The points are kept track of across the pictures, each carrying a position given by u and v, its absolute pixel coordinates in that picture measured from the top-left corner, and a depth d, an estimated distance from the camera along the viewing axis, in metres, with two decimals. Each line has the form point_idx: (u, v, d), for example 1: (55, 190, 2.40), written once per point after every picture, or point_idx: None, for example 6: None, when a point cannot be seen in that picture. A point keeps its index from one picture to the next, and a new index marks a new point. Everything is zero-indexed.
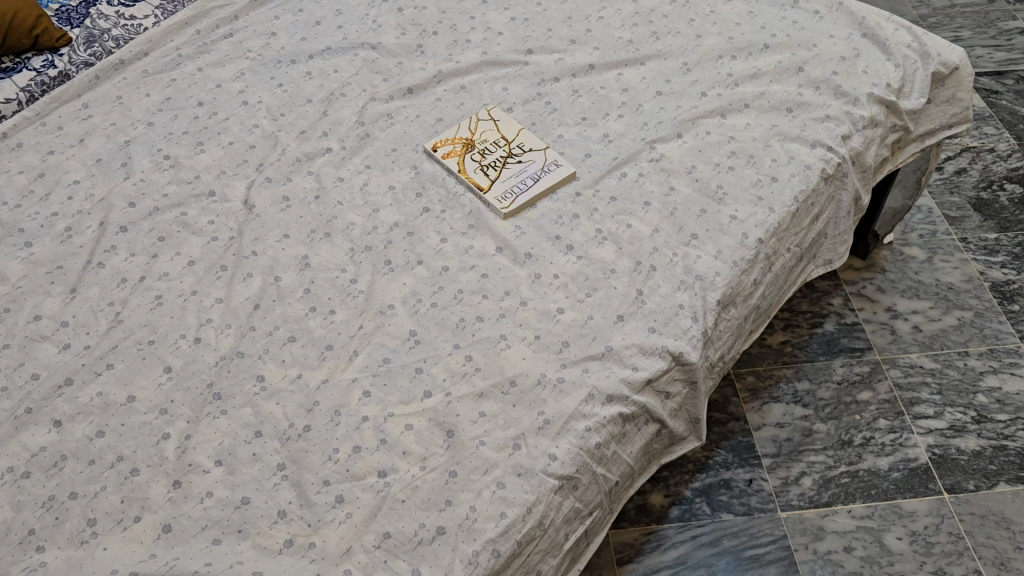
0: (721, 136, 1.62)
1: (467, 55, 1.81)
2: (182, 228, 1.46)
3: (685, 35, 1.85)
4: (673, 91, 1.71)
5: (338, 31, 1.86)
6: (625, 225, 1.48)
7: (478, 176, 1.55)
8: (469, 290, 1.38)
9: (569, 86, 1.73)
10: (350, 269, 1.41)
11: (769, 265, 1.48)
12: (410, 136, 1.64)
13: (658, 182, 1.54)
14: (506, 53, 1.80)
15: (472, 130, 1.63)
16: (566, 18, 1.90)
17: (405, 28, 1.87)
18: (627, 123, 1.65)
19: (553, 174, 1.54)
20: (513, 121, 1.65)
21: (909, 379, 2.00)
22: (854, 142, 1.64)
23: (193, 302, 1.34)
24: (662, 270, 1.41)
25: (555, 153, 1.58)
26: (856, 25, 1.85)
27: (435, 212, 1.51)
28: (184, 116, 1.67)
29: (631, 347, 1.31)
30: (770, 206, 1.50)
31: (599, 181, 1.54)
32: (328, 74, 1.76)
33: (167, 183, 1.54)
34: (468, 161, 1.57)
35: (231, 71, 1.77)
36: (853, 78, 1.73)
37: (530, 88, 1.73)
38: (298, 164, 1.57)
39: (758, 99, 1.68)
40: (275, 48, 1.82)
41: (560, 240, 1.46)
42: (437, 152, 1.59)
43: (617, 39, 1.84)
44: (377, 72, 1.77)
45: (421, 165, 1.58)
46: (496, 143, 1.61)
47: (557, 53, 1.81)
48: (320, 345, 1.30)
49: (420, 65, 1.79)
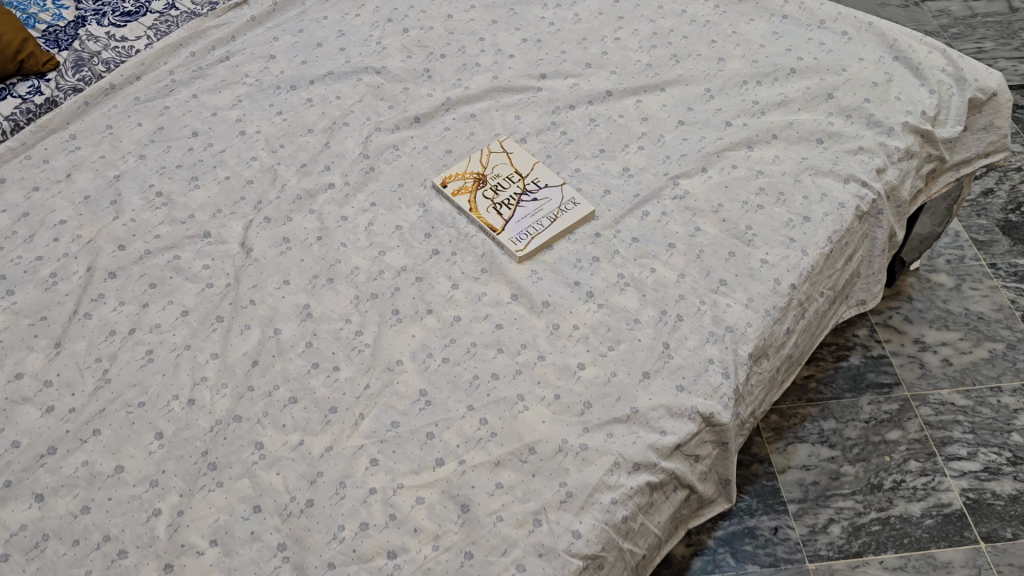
0: (748, 170, 1.52)
1: (477, 80, 1.71)
2: (175, 274, 1.36)
3: (706, 58, 1.76)
4: (696, 120, 1.61)
5: (340, 54, 1.77)
6: (648, 270, 1.38)
7: (491, 215, 1.45)
8: (483, 343, 1.29)
9: (585, 115, 1.63)
10: (355, 319, 1.31)
11: (802, 311, 1.39)
12: (417, 169, 1.54)
13: (683, 221, 1.45)
14: (519, 78, 1.70)
15: (483, 164, 1.54)
16: (580, 39, 1.80)
17: (411, 51, 1.78)
18: (647, 155, 1.55)
19: (571, 213, 1.45)
20: (527, 154, 1.55)
21: (940, 417, 1.91)
22: (889, 175, 1.55)
23: (186, 358, 1.25)
24: (689, 321, 1.32)
25: (572, 190, 1.49)
26: (886, 47, 1.76)
27: (445, 254, 1.41)
28: (177, 147, 1.57)
29: (659, 408, 1.22)
30: (803, 249, 1.41)
31: (619, 221, 1.45)
32: (330, 101, 1.67)
33: (160, 223, 1.44)
34: (480, 198, 1.48)
35: (227, 98, 1.67)
36: (886, 105, 1.63)
37: (543, 117, 1.64)
38: (299, 202, 1.48)
39: (786, 130, 1.59)
40: (274, 72, 1.73)
41: (579, 286, 1.37)
42: (447, 188, 1.50)
43: (634, 63, 1.75)
44: (382, 99, 1.68)
45: (429, 202, 1.49)
46: (509, 178, 1.51)
47: (572, 77, 1.72)
48: (324, 407, 1.20)
49: (427, 91, 1.69)
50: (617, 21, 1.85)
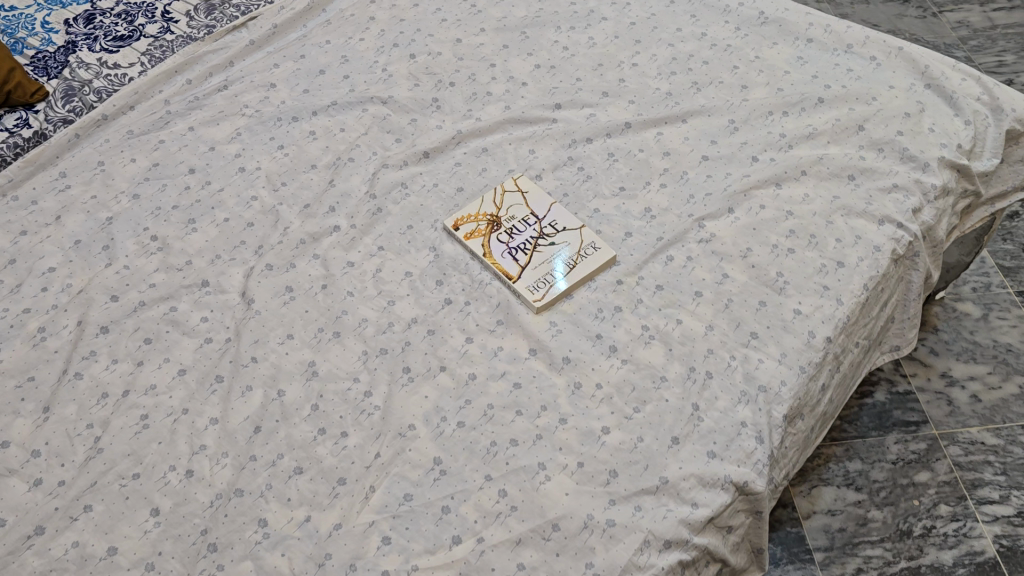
0: (777, 210, 1.44)
1: (489, 110, 1.63)
2: (172, 328, 1.28)
3: (728, 85, 1.67)
4: (720, 154, 1.53)
5: (345, 82, 1.68)
6: (674, 321, 1.30)
7: (506, 261, 1.37)
8: (501, 405, 1.21)
9: (604, 148, 1.55)
10: (364, 378, 1.23)
11: (837, 365, 1.31)
12: (427, 209, 1.46)
13: (709, 267, 1.37)
14: (532, 108, 1.62)
15: (497, 204, 1.45)
16: (596, 65, 1.72)
17: (419, 78, 1.69)
18: (670, 194, 1.47)
19: (591, 258, 1.37)
20: (543, 193, 1.47)
21: (970, 457, 1.84)
22: (925, 215, 1.47)
23: (184, 423, 1.17)
24: (719, 378, 1.24)
25: (591, 233, 1.41)
26: (918, 74, 1.67)
27: (458, 303, 1.33)
28: (174, 186, 1.49)
29: (690, 478, 1.14)
30: (837, 297, 1.33)
31: (642, 266, 1.37)
32: (335, 134, 1.59)
33: (155, 270, 1.36)
34: (494, 242, 1.40)
35: (226, 130, 1.59)
36: (920, 138, 1.55)
37: (559, 151, 1.55)
38: (302, 247, 1.40)
39: (815, 165, 1.51)
40: (274, 103, 1.64)
41: (601, 339, 1.29)
42: (459, 231, 1.42)
43: (653, 91, 1.66)
44: (388, 131, 1.59)
45: (440, 245, 1.41)
46: (525, 220, 1.43)
47: (588, 107, 1.63)
48: (331, 479, 1.12)
49: (436, 123, 1.61)
50: (634, 45, 1.76)
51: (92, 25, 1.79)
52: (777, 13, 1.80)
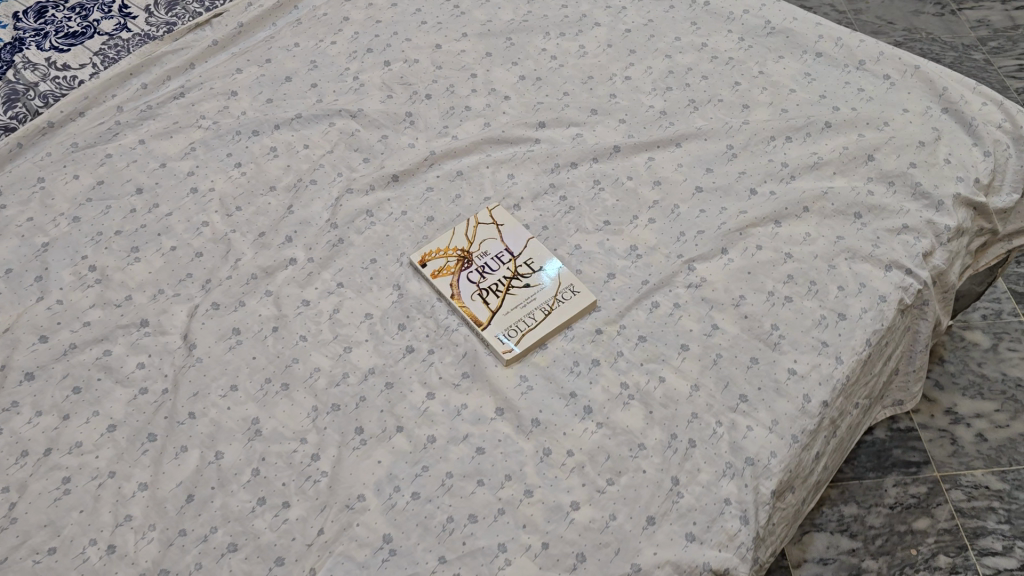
0: (775, 252, 1.31)
1: (467, 128, 1.50)
2: (104, 375, 1.17)
3: (728, 104, 1.54)
4: (715, 185, 1.40)
5: (312, 91, 1.55)
6: (656, 379, 1.19)
7: (476, 304, 1.25)
8: (461, 473, 1.10)
9: (589, 174, 1.42)
10: (311, 439, 1.12)
11: (833, 430, 1.19)
12: (394, 241, 1.34)
13: (697, 317, 1.25)
14: (514, 126, 1.49)
15: (470, 237, 1.33)
16: (585, 77, 1.59)
17: (392, 88, 1.56)
18: (658, 230, 1.34)
19: (569, 304, 1.25)
20: (519, 226, 1.35)
21: (973, 503, 1.71)
22: (937, 259, 1.34)
23: (108, 489, 1.06)
24: (703, 447, 1.12)
25: (570, 275, 1.28)
26: (935, 97, 1.53)
27: (420, 352, 1.22)
28: (118, 209, 1.37)
29: (664, 565, 1.03)
30: (837, 354, 1.21)
31: (624, 314, 1.25)
32: (298, 151, 1.46)
33: (91, 306, 1.25)
34: (464, 283, 1.28)
35: (180, 144, 1.47)
36: (934, 171, 1.42)
37: (540, 177, 1.42)
38: (253, 283, 1.28)
39: (818, 201, 1.38)
40: (234, 113, 1.52)
41: (575, 398, 1.17)
42: (426, 268, 1.30)
43: (646, 109, 1.53)
44: (356, 149, 1.47)
45: (406, 283, 1.29)
46: (499, 256, 1.31)
47: (575, 126, 1.50)
48: (268, 558, 1.02)
49: (409, 140, 1.48)
50: (628, 56, 1.63)
51: (42, 19, 1.65)
52: (785, 23, 1.66)
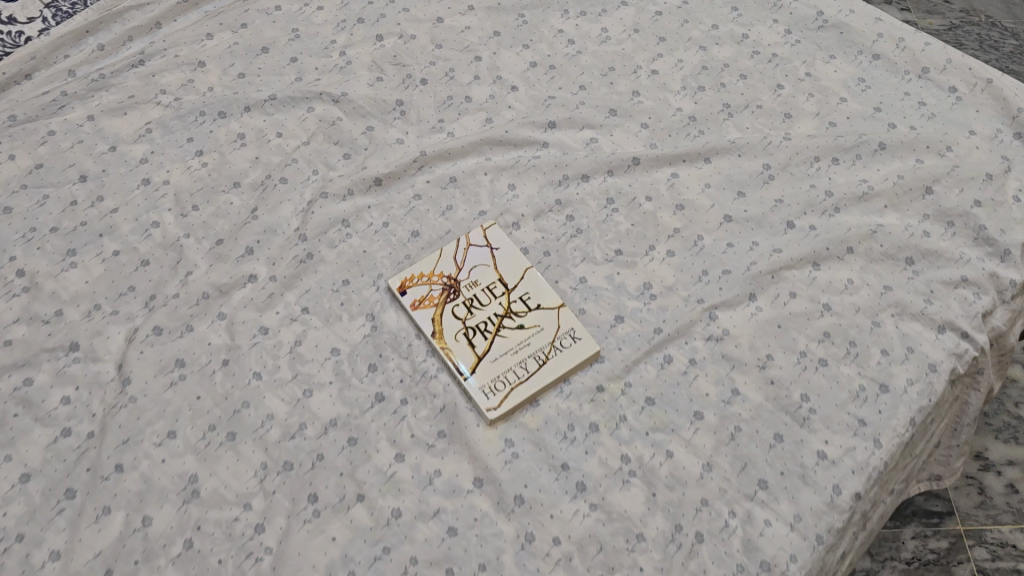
0: (810, 302, 1.13)
1: (465, 123, 1.30)
2: (22, 410, 1.01)
3: (768, 112, 1.34)
4: (747, 214, 1.20)
5: (291, 67, 1.35)
6: (662, 454, 1.02)
7: (460, 345, 1.08)
8: (427, 559, 0.94)
9: (601, 191, 1.23)
10: (257, 506, 0.96)
11: (864, 523, 1.03)
12: (371, 260, 1.16)
13: (716, 378, 1.07)
14: (519, 125, 1.29)
15: (459, 262, 1.15)
16: (606, 69, 1.38)
17: (383, 69, 1.35)
18: (677, 266, 1.16)
19: (568, 353, 1.07)
20: (517, 251, 1.16)
21: (999, 565, 1.50)
22: (997, 319, 1.15)
23: (15, 557, 0.91)
24: (711, 544, 0.96)
25: (571, 316, 1.11)
26: (1007, 118, 1.32)
27: (391, 402, 1.05)
28: (56, 200, 1.19)
29: None
30: (875, 436, 1.03)
31: (631, 369, 1.08)
32: (268, 140, 1.27)
33: (14, 321, 1.08)
34: (448, 318, 1.10)
35: (134, 123, 1.27)
36: (1002, 212, 1.21)
37: (545, 191, 1.23)
38: (204, 303, 1.10)
39: (865, 241, 1.19)
40: (200, 89, 1.32)
41: (567, 472, 1.00)
42: (405, 296, 1.12)
43: (673, 113, 1.33)
44: (336, 142, 1.27)
45: (381, 313, 1.12)
46: (491, 288, 1.13)
47: (590, 128, 1.30)
48: None
49: (397, 135, 1.28)
50: (657, 44, 1.41)
51: None
52: (840, 16, 1.44)
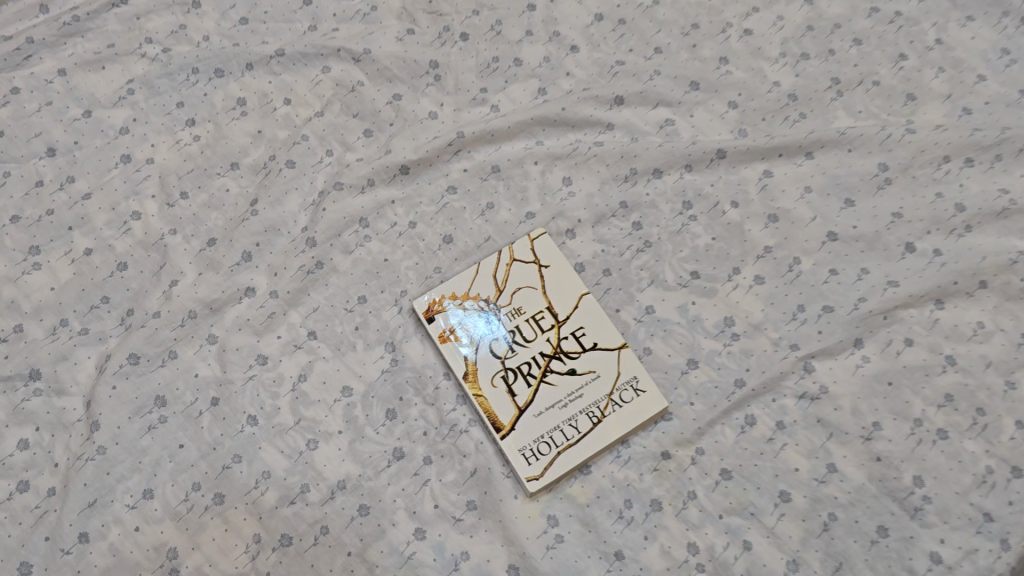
0: (927, 354, 0.91)
1: (513, 94, 1.07)
2: None
3: (886, 91, 1.07)
4: (856, 232, 0.97)
5: (303, 12, 1.11)
6: (738, 545, 0.84)
7: (498, 392, 0.89)
8: None
9: (676, 192, 1.00)
10: None
11: None
12: (393, 271, 0.96)
13: (806, 449, 0.87)
14: (579, 101, 1.05)
15: (499, 283, 0.94)
16: (688, 26, 1.12)
17: (414, 18, 1.10)
18: (767, 297, 0.94)
19: (629, 410, 0.88)
20: (572, 271, 0.95)
21: None
22: None
23: None
24: None
25: (635, 360, 0.90)
26: None
27: (412, 461, 0.87)
28: (18, 179, 0.99)
29: None
30: (1005, 536, 0.83)
31: (704, 432, 0.88)
32: (273, 109, 1.04)
33: None
34: (484, 357, 0.91)
35: (113, 81, 1.05)
36: None
37: (607, 188, 1.01)
38: (191, 324, 0.92)
39: (1003, 273, 0.94)
40: (193, 38, 1.09)
41: (621, 563, 0.83)
42: (433, 324, 0.92)
43: (768, 89, 1.07)
44: (355, 115, 1.04)
45: (403, 344, 0.93)
46: (537, 319, 0.92)
47: (665, 106, 1.06)
48: None
49: (430, 108, 1.05)
50: None
51: None
52: None
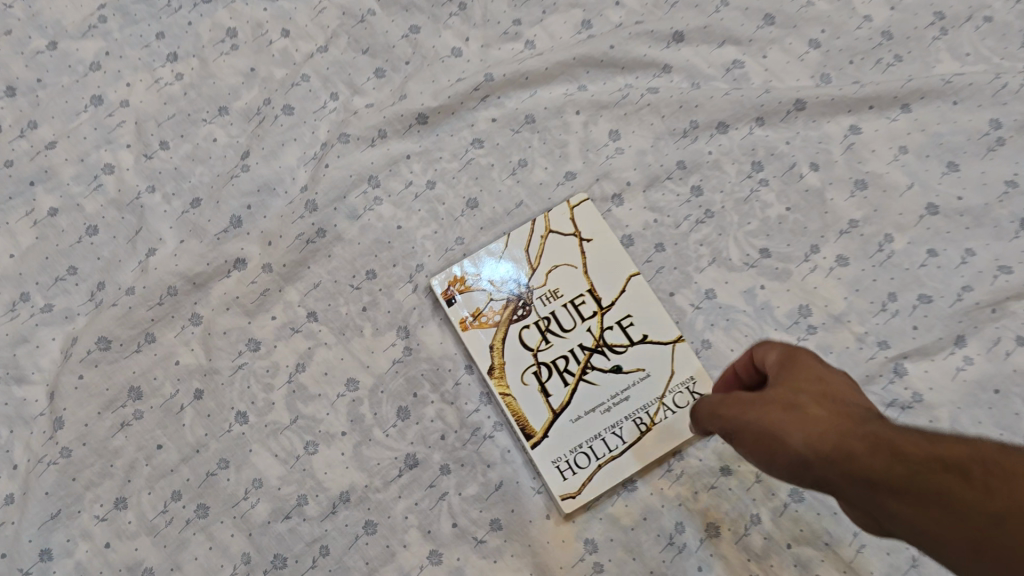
0: None
1: (551, 28, 0.90)
2: None
3: (1002, 28, 0.88)
4: (961, 204, 0.80)
5: None
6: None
7: (529, 391, 0.75)
8: None
9: (745, 150, 0.84)
10: None
11: None
12: (408, 241, 0.82)
13: None
14: (630, 37, 0.88)
15: (532, 260, 0.80)
16: None
17: None
18: (852, 282, 0.78)
19: (684, 417, 0.74)
20: (618, 246, 0.80)
21: None
22: None
23: None
24: None
25: (692, 356, 0.76)
26: None
27: (426, 471, 0.74)
28: None
29: None
30: None
31: None
32: (268, 42, 0.88)
33: None
34: (514, 348, 0.77)
35: (82, 5, 0.89)
36: None
37: (661, 144, 0.85)
38: (172, 302, 0.78)
39: None
40: None
41: None
42: (453, 308, 0.79)
43: (858, 24, 0.89)
44: (365, 50, 0.88)
45: (419, 329, 0.79)
46: (576, 304, 0.78)
47: (733, 44, 0.88)
48: None
49: (453, 43, 0.89)
50: None
51: None
52: None
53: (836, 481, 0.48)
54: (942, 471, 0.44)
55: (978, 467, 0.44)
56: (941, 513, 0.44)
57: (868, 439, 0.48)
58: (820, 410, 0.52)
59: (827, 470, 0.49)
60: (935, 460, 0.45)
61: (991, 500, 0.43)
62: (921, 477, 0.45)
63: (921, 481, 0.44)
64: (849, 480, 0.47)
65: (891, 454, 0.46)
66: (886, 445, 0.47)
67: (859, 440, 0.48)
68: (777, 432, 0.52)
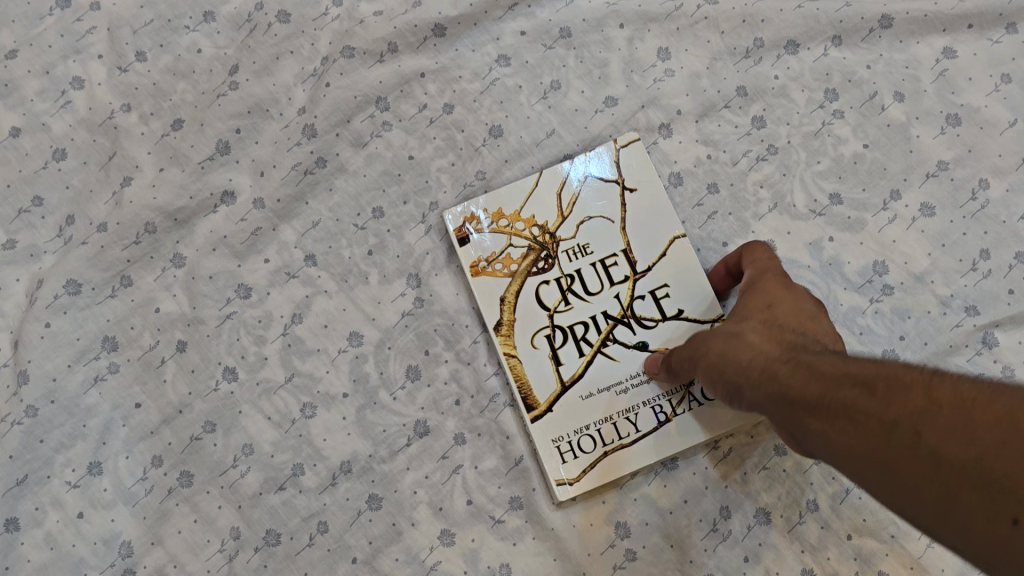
0: None
1: None
2: None
3: None
4: None
5: None
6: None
7: (538, 357, 0.66)
8: None
9: (817, 74, 0.72)
10: None
11: None
12: (421, 175, 0.71)
13: None
14: None
15: (563, 207, 0.69)
16: None
17: None
18: (937, 235, 0.67)
19: (709, 410, 0.64)
20: (664, 199, 0.69)
21: None
22: None
23: None
24: None
25: None
26: None
27: (439, 440, 0.65)
28: None
29: None
30: None
31: None
32: None
33: None
34: (530, 307, 0.67)
35: None
36: None
37: (719, 66, 0.72)
38: (151, 241, 0.69)
39: None
40: None
41: None
42: (465, 249, 0.68)
43: None
44: None
45: (432, 278, 0.69)
46: (608, 263, 0.68)
47: None
48: None
49: None
50: None
51: None
52: None
53: (764, 405, 0.48)
54: (846, 388, 0.42)
55: (879, 380, 0.41)
56: (836, 422, 0.41)
57: (789, 363, 0.47)
58: (758, 328, 0.52)
59: (755, 393, 0.48)
60: (841, 378, 0.43)
61: (885, 410, 0.39)
62: (825, 397, 0.43)
63: (816, 397, 0.43)
64: (772, 401, 0.47)
65: (804, 375, 0.45)
66: (802, 367, 0.46)
67: (781, 364, 0.48)
68: (712, 356, 0.53)
